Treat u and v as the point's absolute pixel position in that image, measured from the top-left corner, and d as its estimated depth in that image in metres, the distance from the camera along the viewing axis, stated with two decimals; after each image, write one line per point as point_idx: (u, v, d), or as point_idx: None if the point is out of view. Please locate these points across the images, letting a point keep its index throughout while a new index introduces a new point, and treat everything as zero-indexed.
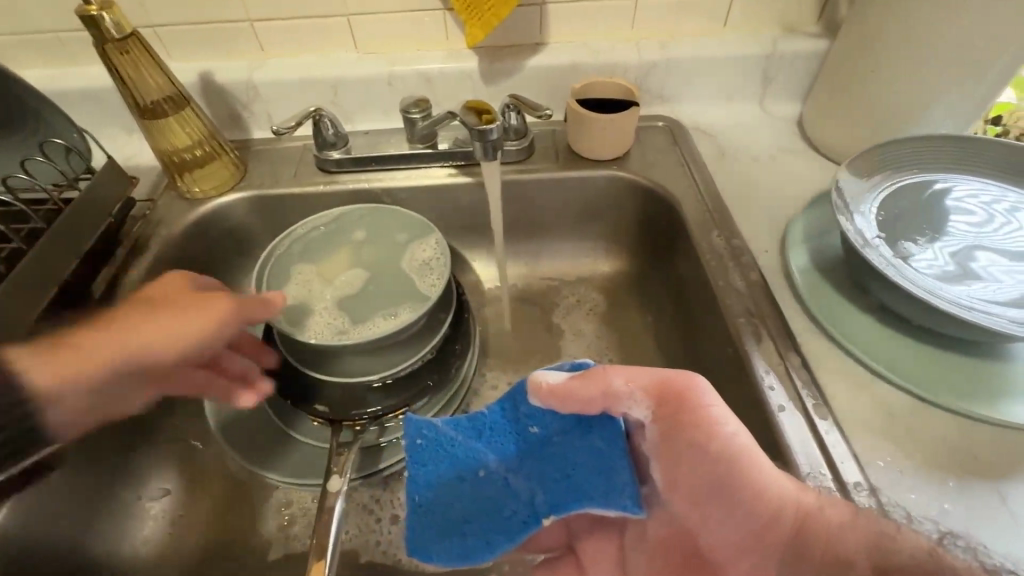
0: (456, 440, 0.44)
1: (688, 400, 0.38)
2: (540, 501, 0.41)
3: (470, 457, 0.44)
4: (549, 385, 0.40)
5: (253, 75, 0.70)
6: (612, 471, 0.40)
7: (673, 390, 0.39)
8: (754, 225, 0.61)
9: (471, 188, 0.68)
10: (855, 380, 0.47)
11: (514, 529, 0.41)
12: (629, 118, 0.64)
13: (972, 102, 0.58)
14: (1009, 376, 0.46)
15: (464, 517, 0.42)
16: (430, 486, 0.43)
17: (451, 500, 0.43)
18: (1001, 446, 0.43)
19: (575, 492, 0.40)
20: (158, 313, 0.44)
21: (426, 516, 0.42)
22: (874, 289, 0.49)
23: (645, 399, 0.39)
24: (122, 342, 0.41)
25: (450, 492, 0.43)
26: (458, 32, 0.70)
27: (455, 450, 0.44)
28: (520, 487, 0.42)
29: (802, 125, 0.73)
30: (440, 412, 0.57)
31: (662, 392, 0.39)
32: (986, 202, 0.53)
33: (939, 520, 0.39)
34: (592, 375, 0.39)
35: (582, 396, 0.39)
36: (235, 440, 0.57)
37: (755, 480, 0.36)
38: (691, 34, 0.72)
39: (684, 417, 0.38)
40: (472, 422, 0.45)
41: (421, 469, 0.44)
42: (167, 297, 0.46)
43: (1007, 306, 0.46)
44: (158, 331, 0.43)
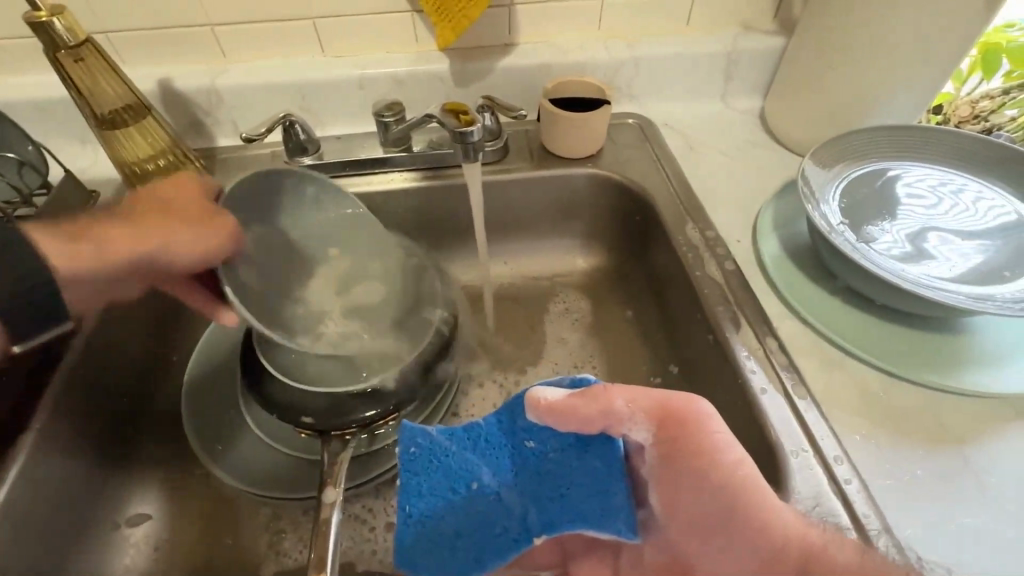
0: (450, 450, 0.44)
1: (691, 423, 0.39)
2: (533, 520, 0.42)
3: (464, 470, 0.44)
4: (548, 401, 0.40)
5: (216, 81, 0.68)
6: (608, 493, 0.40)
7: (676, 414, 0.39)
8: (725, 216, 0.63)
9: (448, 190, 0.68)
10: (828, 360, 0.50)
11: (504, 546, 0.42)
12: (602, 116, 0.65)
13: (919, 94, 0.62)
14: (964, 348, 0.49)
15: (456, 531, 0.43)
16: (421, 496, 0.43)
17: (442, 513, 0.43)
18: (960, 413, 0.46)
19: (569, 513, 0.40)
20: (167, 221, 0.50)
21: (418, 527, 0.43)
22: (840, 272, 0.52)
23: (646, 420, 0.39)
24: (131, 237, 0.49)
25: (442, 506, 0.43)
26: (427, 34, 0.70)
27: (450, 462, 0.44)
28: (513, 504, 0.42)
29: (764, 119, 0.76)
30: (428, 420, 0.57)
31: (666, 415, 0.39)
32: (934, 185, 0.57)
33: (910, 486, 0.42)
34: (594, 394, 0.40)
35: (582, 414, 0.39)
36: (207, 449, 0.55)
37: (757, 512, 0.36)
38: (656, 31, 0.74)
39: (685, 442, 0.38)
40: (469, 432, 0.45)
41: (412, 478, 0.44)
42: (184, 207, 0.51)
43: (959, 283, 0.49)
44: (160, 236, 0.49)
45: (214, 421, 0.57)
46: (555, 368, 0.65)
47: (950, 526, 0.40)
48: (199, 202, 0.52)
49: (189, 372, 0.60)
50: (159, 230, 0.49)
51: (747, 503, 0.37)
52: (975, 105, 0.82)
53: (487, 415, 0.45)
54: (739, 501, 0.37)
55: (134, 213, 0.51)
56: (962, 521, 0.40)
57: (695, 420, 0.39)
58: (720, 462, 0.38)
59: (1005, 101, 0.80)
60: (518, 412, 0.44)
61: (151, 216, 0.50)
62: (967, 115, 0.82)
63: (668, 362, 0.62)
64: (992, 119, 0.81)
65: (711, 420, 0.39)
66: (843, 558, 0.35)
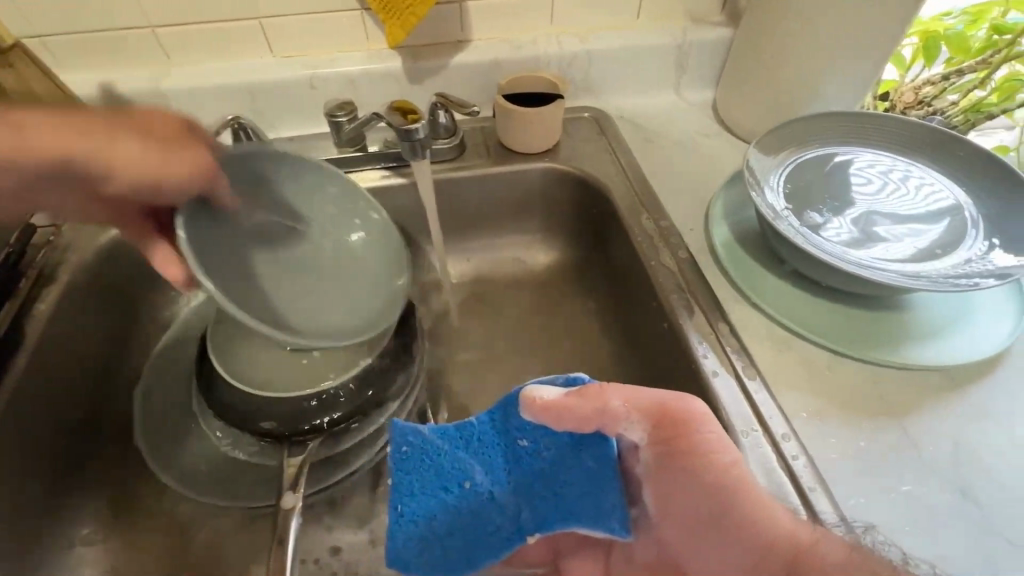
0: (443, 450, 0.44)
1: (687, 424, 0.39)
2: (526, 519, 0.42)
3: (457, 469, 0.44)
4: (544, 401, 0.40)
5: (160, 84, 0.66)
6: (601, 494, 0.40)
7: (670, 414, 0.39)
8: (680, 206, 0.65)
9: (404, 189, 0.67)
10: (776, 341, 0.51)
11: (497, 545, 0.42)
12: (555, 111, 0.66)
13: (859, 83, 0.65)
14: (908, 323, 0.51)
15: (447, 530, 0.43)
16: (413, 496, 0.43)
17: (435, 513, 0.43)
18: (899, 386, 0.48)
19: (563, 512, 0.41)
20: (117, 139, 0.41)
21: (408, 527, 0.42)
22: (787, 256, 0.53)
23: (640, 420, 0.40)
24: (50, 130, 0.39)
25: (433, 504, 0.43)
26: (378, 33, 0.69)
27: (442, 462, 0.44)
28: (507, 503, 0.43)
29: (716, 110, 0.77)
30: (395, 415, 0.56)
31: (661, 416, 0.40)
32: (882, 170, 0.59)
33: (854, 458, 0.44)
34: (588, 393, 0.40)
35: (577, 414, 0.40)
36: (162, 462, 0.54)
37: (748, 510, 0.37)
38: (608, 26, 0.74)
39: (680, 442, 0.39)
40: (461, 431, 0.45)
41: (404, 477, 0.44)
42: (147, 130, 0.42)
43: (901, 263, 0.51)
44: (84, 143, 0.40)
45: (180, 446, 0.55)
46: (518, 364, 0.65)
47: (893, 496, 0.42)
48: (172, 129, 0.43)
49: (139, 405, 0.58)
50: (92, 138, 0.40)
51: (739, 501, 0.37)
52: (919, 91, 0.86)
53: (479, 413, 0.46)
54: (732, 500, 0.37)
55: (84, 111, 0.41)
56: (901, 489, 0.42)
57: (697, 420, 0.39)
58: (713, 460, 0.38)
59: (946, 86, 0.83)
60: (511, 412, 0.44)
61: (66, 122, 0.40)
62: (911, 100, 0.86)
63: (628, 351, 0.63)
64: (935, 102, 0.85)
65: (711, 421, 0.40)
66: (835, 553, 0.34)
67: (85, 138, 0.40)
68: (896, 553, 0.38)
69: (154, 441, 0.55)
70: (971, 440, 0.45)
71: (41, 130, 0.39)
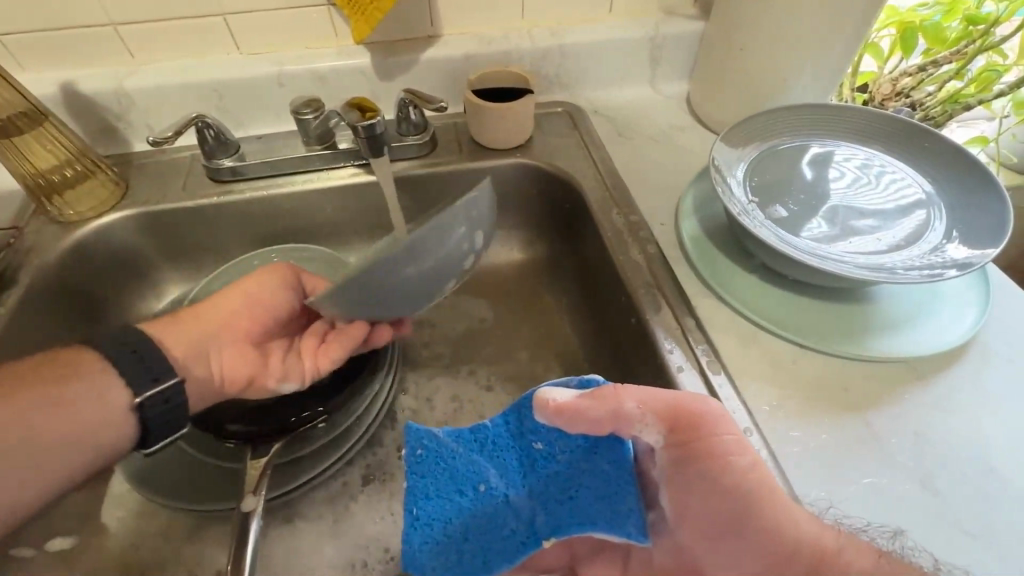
0: (457, 452, 0.45)
1: (706, 425, 0.38)
2: (540, 523, 0.41)
3: (470, 472, 0.44)
4: (558, 402, 0.39)
5: (124, 83, 0.65)
6: (618, 496, 0.39)
7: (685, 415, 0.38)
8: (651, 200, 0.64)
9: (374, 187, 0.67)
10: (743, 335, 0.51)
11: (511, 550, 0.40)
12: (525, 106, 0.65)
13: (828, 75, 0.64)
14: (880, 317, 0.51)
15: (463, 533, 0.42)
16: (428, 499, 0.44)
17: (450, 516, 0.43)
18: (862, 378, 0.48)
19: (578, 516, 0.40)
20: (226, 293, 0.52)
21: (424, 531, 0.42)
22: (755, 250, 0.53)
23: (657, 423, 0.39)
24: (198, 318, 0.49)
25: (449, 507, 0.43)
26: (345, 28, 0.68)
27: (456, 464, 0.45)
28: (522, 506, 0.42)
29: (689, 103, 0.77)
30: (372, 410, 0.56)
31: (674, 420, 0.39)
32: (857, 164, 0.59)
33: (819, 450, 0.44)
34: (602, 396, 0.39)
35: (591, 416, 0.39)
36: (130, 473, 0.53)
37: (770, 518, 0.36)
38: (580, 20, 0.74)
39: (699, 444, 0.38)
40: (475, 434, 0.46)
41: (419, 480, 0.44)
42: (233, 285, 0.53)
43: (868, 256, 0.51)
44: (232, 303, 0.51)
45: (162, 465, 0.54)
46: (491, 361, 0.65)
47: (855, 488, 0.42)
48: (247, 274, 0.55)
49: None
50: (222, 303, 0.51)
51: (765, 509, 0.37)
52: (897, 83, 0.85)
53: (493, 417, 0.47)
54: (756, 508, 0.36)
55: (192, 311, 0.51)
56: (865, 481, 0.42)
57: (720, 424, 0.38)
58: (733, 466, 0.37)
59: (923, 77, 0.82)
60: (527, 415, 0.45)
61: (202, 311, 0.50)
62: (889, 92, 0.86)
63: (600, 346, 0.63)
64: (913, 94, 0.85)
65: (731, 425, 0.39)
66: (863, 564, 0.35)
67: (218, 304, 0.51)
68: (928, 560, 0.38)
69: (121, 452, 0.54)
70: (972, 436, 0.45)
71: (190, 322, 0.48)
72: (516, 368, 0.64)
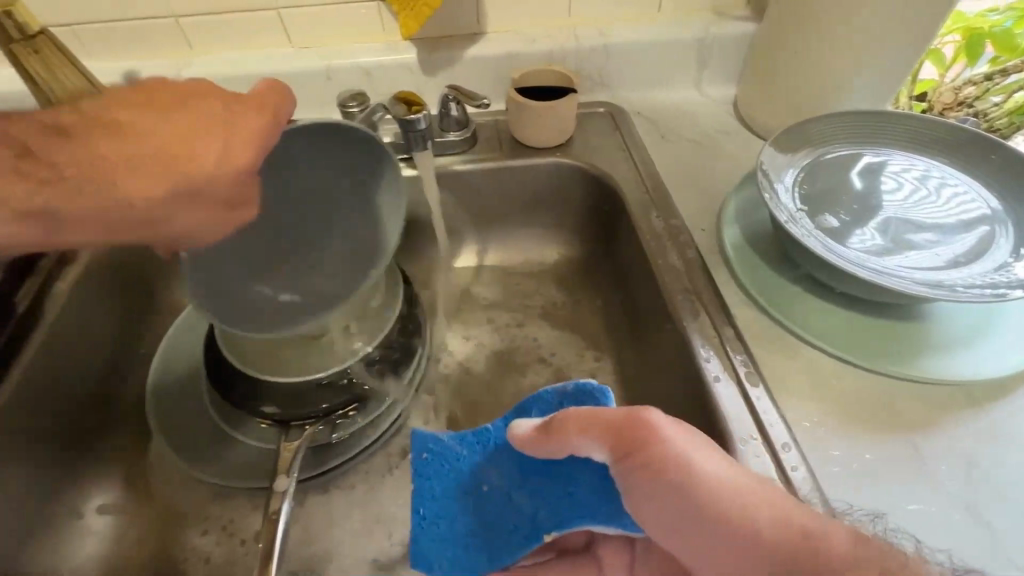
0: (460, 455, 0.45)
1: (647, 437, 0.35)
2: (542, 518, 0.41)
3: (473, 473, 0.44)
4: (518, 438, 0.41)
5: (182, 73, 0.68)
6: (613, 492, 0.39)
7: (626, 430, 0.36)
8: (692, 205, 0.63)
9: (415, 182, 0.67)
10: (786, 346, 0.49)
11: (516, 544, 0.41)
12: (568, 105, 0.65)
13: (886, 82, 0.62)
14: (927, 333, 0.49)
15: (468, 530, 0.43)
16: (434, 497, 0.44)
17: (454, 515, 0.43)
18: (912, 399, 0.46)
19: (577, 511, 0.40)
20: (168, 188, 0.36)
21: (430, 529, 0.43)
22: (801, 261, 0.51)
23: (601, 443, 0.36)
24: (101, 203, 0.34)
25: (455, 506, 0.44)
26: (394, 24, 0.69)
27: (460, 465, 0.45)
28: (523, 503, 0.42)
29: (735, 107, 0.75)
30: (402, 399, 0.57)
31: (615, 431, 0.36)
32: (913, 176, 0.56)
33: (860, 471, 0.42)
34: (553, 429, 0.39)
35: (547, 449, 0.39)
36: (170, 441, 0.55)
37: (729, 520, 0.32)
38: (626, 20, 0.73)
39: (644, 456, 0.35)
40: (478, 436, 0.46)
41: (426, 482, 0.44)
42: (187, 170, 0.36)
43: (925, 271, 0.49)
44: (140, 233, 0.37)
45: (198, 447, 0.55)
46: (522, 360, 0.65)
47: (897, 515, 0.40)
48: (224, 152, 0.37)
49: (153, 408, 0.56)
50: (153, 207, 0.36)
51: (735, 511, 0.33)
52: (959, 92, 0.80)
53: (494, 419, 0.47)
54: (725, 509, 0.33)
55: (94, 170, 0.34)
56: (908, 507, 0.40)
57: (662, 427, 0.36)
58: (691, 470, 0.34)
59: (989, 86, 0.78)
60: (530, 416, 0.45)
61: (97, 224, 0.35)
62: (950, 101, 0.81)
63: (633, 351, 0.62)
64: (977, 104, 0.79)
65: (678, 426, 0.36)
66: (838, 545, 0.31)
67: (138, 217, 0.36)
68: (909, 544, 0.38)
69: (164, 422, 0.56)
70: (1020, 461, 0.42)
71: (87, 221, 0.34)
72: (546, 368, 0.64)
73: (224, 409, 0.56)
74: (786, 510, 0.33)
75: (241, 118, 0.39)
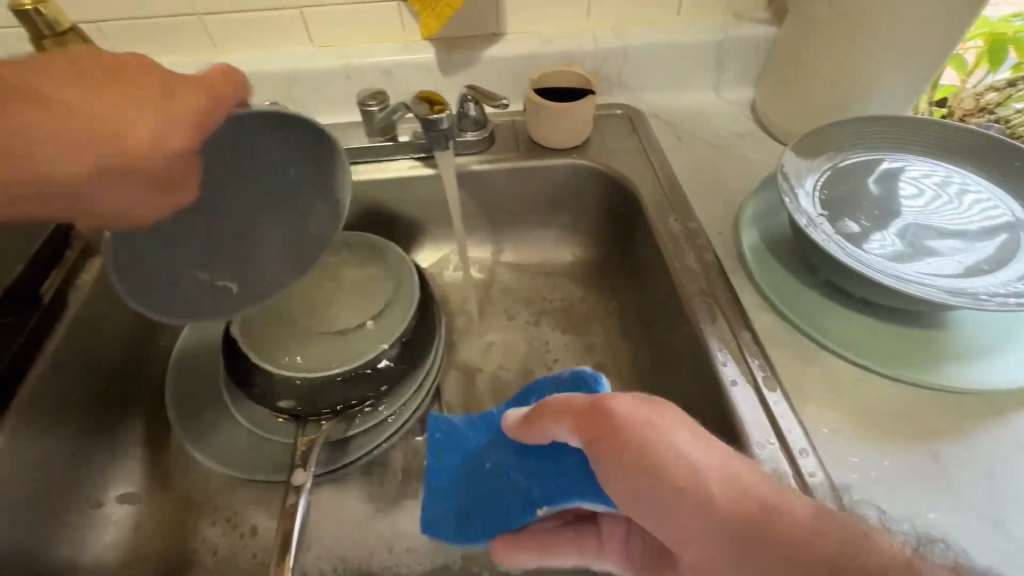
0: (466, 434, 0.47)
1: (613, 416, 0.34)
2: (536, 495, 0.41)
3: (475, 450, 0.46)
4: (508, 422, 0.42)
5: (204, 70, 0.69)
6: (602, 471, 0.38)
7: (594, 411, 0.35)
8: (709, 208, 0.63)
9: (432, 180, 0.68)
10: (804, 351, 0.49)
11: (512, 518, 0.43)
12: (586, 107, 0.65)
13: (908, 87, 0.61)
14: (947, 341, 0.48)
15: (470, 503, 0.45)
16: (441, 472, 0.46)
17: (457, 488, 0.46)
18: (933, 407, 0.45)
19: (568, 487, 0.40)
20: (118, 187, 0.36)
21: (436, 500, 0.45)
22: (820, 265, 0.51)
23: (572, 426, 0.37)
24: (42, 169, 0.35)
25: (458, 480, 0.46)
26: (413, 23, 0.70)
27: (467, 443, 0.47)
28: (519, 479, 0.43)
29: (754, 110, 0.75)
30: (417, 396, 0.57)
31: (585, 413, 0.36)
32: (934, 181, 0.56)
33: (879, 478, 0.41)
34: (532, 417, 0.39)
35: (530, 437, 0.40)
36: (189, 434, 0.56)
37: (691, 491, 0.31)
38: (645, 21, 0.73)
39: (610, 436, 0.34)
40: (484, 418, 0.48)
41: (436, 458, 0.47)
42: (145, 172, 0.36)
43: (946, 278, 0.48)
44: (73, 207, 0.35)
45: (217, 440, 0.55)
46: (536, 360, 0.65)
47: (916, 523, 0.40)
48: (154, 135, 0.36)
49: (173, 409, 0.57)
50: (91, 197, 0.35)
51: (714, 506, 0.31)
52: (981, 98, 0.80)
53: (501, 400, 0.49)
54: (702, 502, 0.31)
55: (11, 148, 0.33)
56: (928, 516, 0.40)
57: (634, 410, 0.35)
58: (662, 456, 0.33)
59: (1012, 93, 0.77)
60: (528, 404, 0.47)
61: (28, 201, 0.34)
62: (972, 107, 0.80)
63: (648, 353, 0.62)
64: (999, 110, 0.78)
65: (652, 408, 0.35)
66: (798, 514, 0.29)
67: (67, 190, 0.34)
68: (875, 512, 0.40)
69: (183, 415, 0.57)
70: None
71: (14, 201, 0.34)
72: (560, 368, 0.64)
73: (242, 404, 0.56)
74: (752, 479, 0.31)
75: (179, 102, 0.38)
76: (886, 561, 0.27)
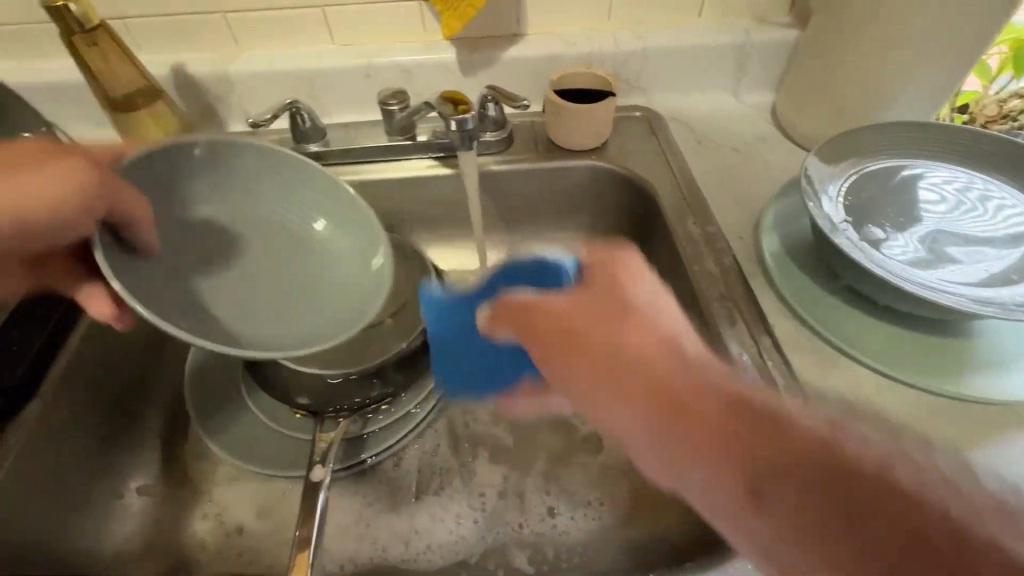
0: (452, 311, 0.46)
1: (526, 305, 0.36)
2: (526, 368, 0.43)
3: (465, 325, 0.45)
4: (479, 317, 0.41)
5: (227, 68, 0.69)
6: None
7: (513, 305, 0.37)
8: (729, 212, 0.63)
9: (451, 180, 0.68)
10: (826, 358, 0.49)
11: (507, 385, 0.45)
12: (606, 109, 0.65)
13: (933, 93, 0.61)
14: (971, 350, 0.48)
15: (470, 364, 0.46)
16: (438, 340, 0.47)
17: (455, 352, 0.46)
18: (957, 417, 0.45)
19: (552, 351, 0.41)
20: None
21: (442, 365, 0.48)
22: (842, 271, 0.51)
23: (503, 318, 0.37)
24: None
25: (453, 348, 0.46)
26: (435, 23, 0.70)
27: (453, 320, 0.46)
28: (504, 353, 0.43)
29: (774, 113, 0.74)
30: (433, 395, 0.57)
31: (509, 307, 0.37)
32: (957, 188, 0.55)
33: None
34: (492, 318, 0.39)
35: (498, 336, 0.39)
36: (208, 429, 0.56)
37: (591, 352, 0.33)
38: (665, 24, 0.73)
39: (527, 318, 0.36)
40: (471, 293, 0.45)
41: (433, 330, 0.47)
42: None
43: (971, 287, 0.48)
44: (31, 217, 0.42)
45: (236, 435, 0.55)
46: None
47: None
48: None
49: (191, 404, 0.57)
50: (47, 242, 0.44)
51: (663, 396, 0.31)
52: (1004, 103, 0.79)
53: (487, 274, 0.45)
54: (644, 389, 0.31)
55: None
56: None
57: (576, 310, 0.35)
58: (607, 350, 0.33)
59: None
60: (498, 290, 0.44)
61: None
62: (995, 114, 0.80)
63: None
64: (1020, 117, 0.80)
65: (595, 306, 0.35)
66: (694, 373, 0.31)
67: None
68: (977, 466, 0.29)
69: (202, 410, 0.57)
70: None
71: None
72: None
73: (261, 400, 0.57)
74: (659, 347, 0.33)
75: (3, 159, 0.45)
76: (807, 432, 0.27)
